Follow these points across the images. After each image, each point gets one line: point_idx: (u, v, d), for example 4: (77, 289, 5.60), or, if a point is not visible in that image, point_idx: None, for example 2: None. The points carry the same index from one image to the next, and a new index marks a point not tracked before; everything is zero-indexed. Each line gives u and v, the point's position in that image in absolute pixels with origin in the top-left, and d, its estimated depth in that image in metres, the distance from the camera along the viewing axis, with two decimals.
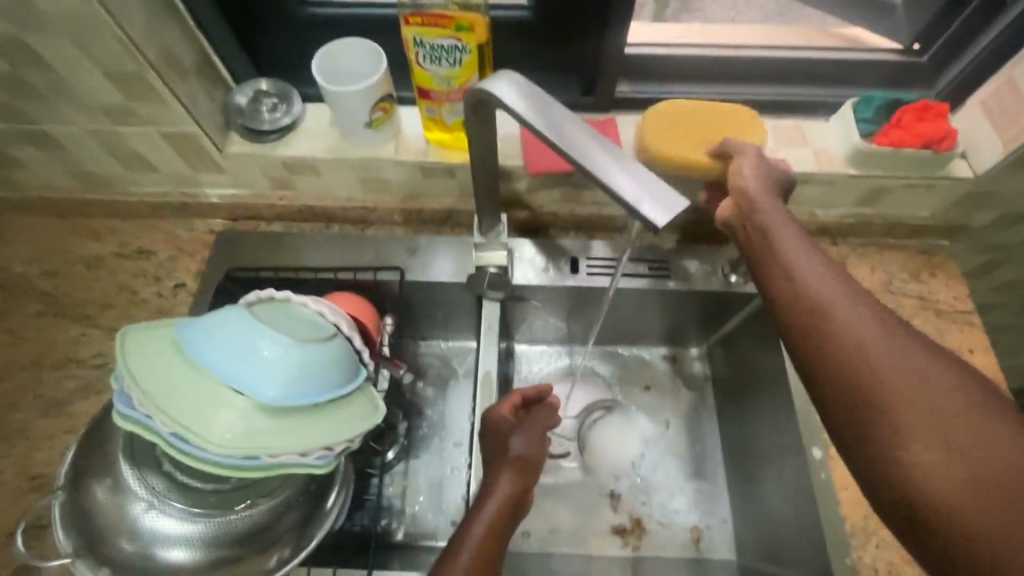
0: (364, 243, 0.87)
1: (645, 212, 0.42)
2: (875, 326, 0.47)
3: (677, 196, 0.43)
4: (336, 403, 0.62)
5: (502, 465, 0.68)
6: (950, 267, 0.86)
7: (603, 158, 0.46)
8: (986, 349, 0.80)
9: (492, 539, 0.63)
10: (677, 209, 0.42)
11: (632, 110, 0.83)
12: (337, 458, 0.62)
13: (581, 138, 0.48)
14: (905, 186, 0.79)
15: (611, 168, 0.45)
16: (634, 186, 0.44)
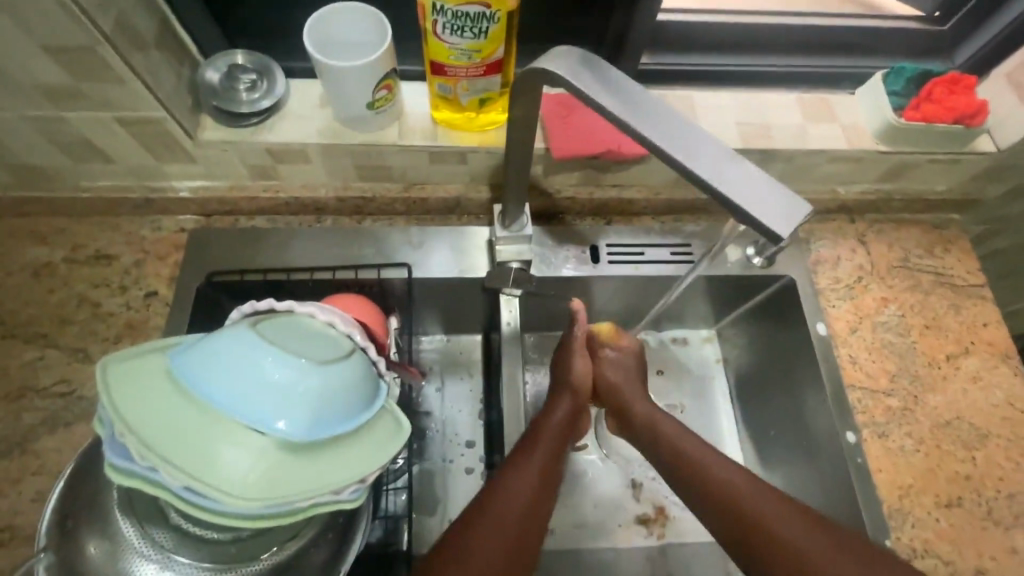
0: (363, 238, 0.79)
1: (767, 220, 0.37)
2: (758, 489, 0.60)
3: (796, 201, 0.38)
4: (361, 432, 0.55)
5: (563, 389, 0.75)
6: (962, 241, 0.87)
7: (705, 155, 0.40)
8: (1000, 322, 0.81)
9: (551, 457, 0.66)
10: (802, 217, 0.37)
11: (654, 85, 0.77)
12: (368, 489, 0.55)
13: (673, 131, 0.41)
14: (930, 161, 0.77)
15: (716, 168, 0.39)
16: (748, 190, 0.38)
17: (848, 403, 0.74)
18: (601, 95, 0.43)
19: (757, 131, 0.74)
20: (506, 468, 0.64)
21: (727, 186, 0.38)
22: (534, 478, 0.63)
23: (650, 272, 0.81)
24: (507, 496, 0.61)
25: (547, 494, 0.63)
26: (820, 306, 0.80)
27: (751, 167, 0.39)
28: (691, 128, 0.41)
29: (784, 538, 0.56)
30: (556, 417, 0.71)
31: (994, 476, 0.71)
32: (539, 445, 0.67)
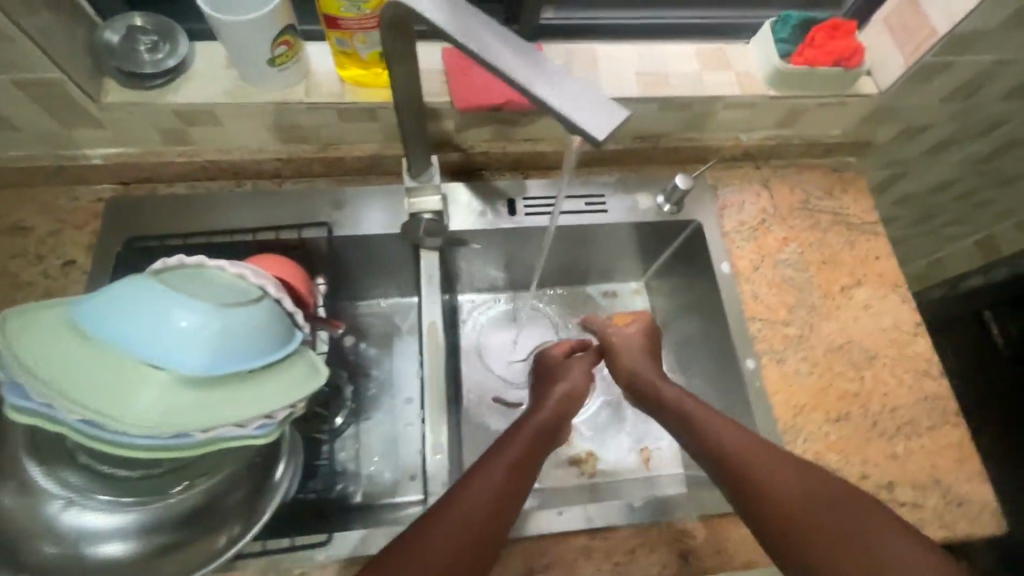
0: (284, 200, 0.81)
1: (588, 126, 0.41)
2: (801, 476, 0.60)
3: (615, 109, 0.42)
4: (267, 377, 0.58)
5: (552, 384, 0.81)
6: (858, 183, 0.93)
7: (540, 74, 0.43)
8: (889, 255, 0.87)
9: (529, 450, 0.69)
10: (615, 123, 0.41)
11: (558, 39, 0.79)
12: (281, 424, 0.59)
13: (508, 54, 0.44)
14: (820, 105, 0.82)
15: (545, 81, 0.43)
16: (575, 102, 0.42)
17: (750, 333, 0.80)
18: (444, 22, 0.45)
19: (656, 81, 0.78)
20: (477, 468, 0.65)
21: (554, 98, 0.42)
22: (502, 472, 0.64)
23: (566, 222, 0.86)
24: (473, 490, 0.62)
25: (517, 494, 0.64)
26: (725, 246, 0.85)
27: (577, 81, 0.43)
28: (526, 48, 0.45)
29: (831, 533, 0.56)
30: (544, 411, 0.75)
31: (879, 392, 0.78)
32: (515, 444, 0.69)
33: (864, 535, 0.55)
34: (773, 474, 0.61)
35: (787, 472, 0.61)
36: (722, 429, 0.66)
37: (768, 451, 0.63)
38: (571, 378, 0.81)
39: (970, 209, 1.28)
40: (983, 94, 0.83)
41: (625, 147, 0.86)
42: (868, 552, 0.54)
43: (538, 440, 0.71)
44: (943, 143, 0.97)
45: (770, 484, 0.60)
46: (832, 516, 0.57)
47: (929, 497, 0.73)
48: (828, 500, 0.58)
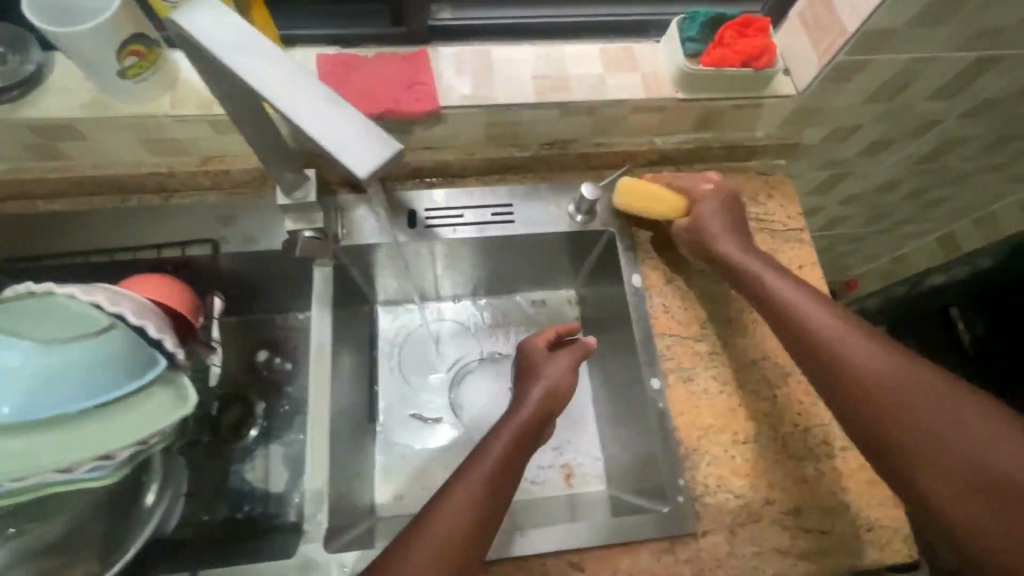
0: (168, 216, 0.77)
1: (353, 163, 0.39)
2: (891, 363, 0.60)
3: (387, 143, 0.41)
4: (99, 419, 0.56)
5: (535, 385, 0.75)
6: (786, 186, 0.88)
7: (311, 103, 0.41)
8: (814, 264, 0.83)
9: (511, 456, 0.66)
10: (384, 156, 0.40)
11: (453, 40, 0.74)
12: (123, 464, 0.59)
13: (278, 80, 0.41)
14: (735, 107, 0.77)
15: (317, 114, 0.41)
16: (343, 132, 0.40)
17: (657, 350, 0.76)
18: (209, 44, 0.41)
19: (554, 85, 0.73)
20: (461, 477, 0.63)
21: (322, 134, 0.40)
22: (480, 488, 0.62)
23: (467, 234, 0.81)
24: (450, 509, 0.60)
25: (497, 504, 0.62)
26: (638, 258, 0.81)
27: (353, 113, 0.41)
28: (300, 74, 0.42)
29: (913, 424, 0.57)
30: (525, 413, 0.70)
31: (793, 411, 0.74)
32: (491, 454, 0.65)
33: (950, 420, 0.56)
34: (847, 335, 0.62)
35: (870, 336, 0.62)
36: (812, 314, 0.65)
37: (847, 329, 0.63)
38: (552, 376, 0.76)
39: (925, 207, 1.23)
40: (909, 92, 0.78)
41: (531, 154, 0.81)
42: (944, 437, 0.55)
43: (521, 442, 0.67)
44: (880, 143, 0.92)
45: (863, 379, 0.60)
46: (904, 373, 0.59)
47: (838, 522, 0.69)
48: (931, 383, 0.58)
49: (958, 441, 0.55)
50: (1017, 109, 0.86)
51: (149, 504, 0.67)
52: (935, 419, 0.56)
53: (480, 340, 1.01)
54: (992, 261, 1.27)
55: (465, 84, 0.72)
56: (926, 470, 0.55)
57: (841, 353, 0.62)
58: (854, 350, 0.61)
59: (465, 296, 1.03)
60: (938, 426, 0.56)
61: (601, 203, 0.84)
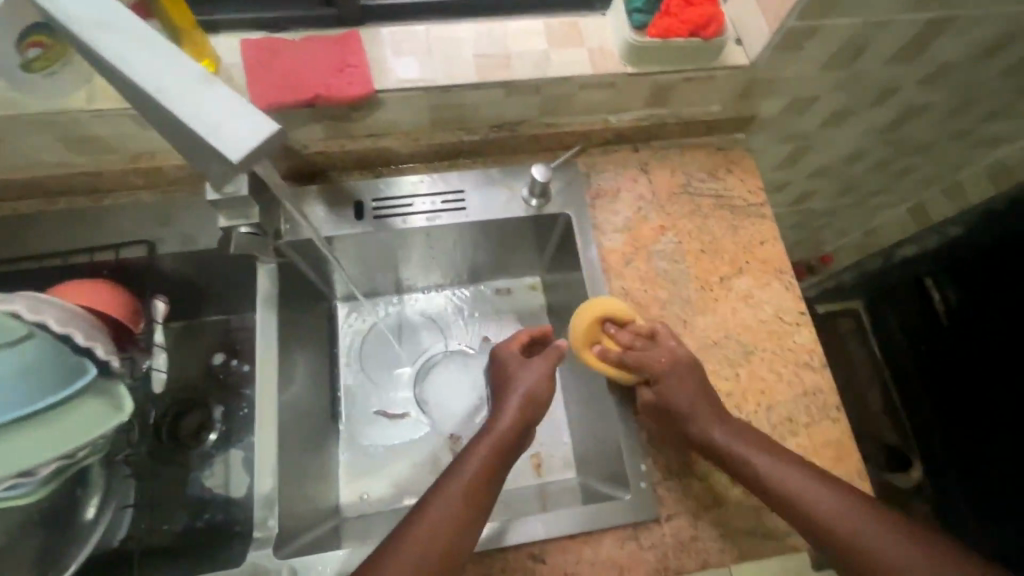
0: (101, 217, 0.74)
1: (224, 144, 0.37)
2: (810, 483, 0.59)
3: (264, 121, 0.39)
4: (24, 434, 0.53)
5: (514, 390, 0.71)
6: (746, 161, 0.86)
7: (180, 84, 0.39)
8: (776, 239, 0.81)
9: (491, 463, 0.64)
10: (259, 139, 0.38)
11: (389, 20, 0.71)
12: (50, 479, 0.57)
13: (143, 58, 0.39)
14: (687, 80, 0.75)
15: (188, 93, 0.38)
16: (214, 115, 0.38)
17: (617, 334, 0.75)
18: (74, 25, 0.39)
19: (497, 64, 0.70)
20: (439, 487, 0.62)
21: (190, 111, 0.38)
22: (459, 497, 0.60)
23: (418, 224, 0.79)
24: (430, 519, 0.59)
25: (477, 512, 0.60)
26: (595, 241, 0.79)
27: (226, 90, 0.39)
28: (170, 51, 0.39)
29: (846, 542, 0.56)
30: (504, 421, 0.68)
31: (755, 390, 0.73)
32: (470, 461, 0.64)
33: (872, 533, 0.56)
34: (784, 474, 0.60)
35: (804, 471, 0.60)
36: (730, 440, 0.64)
37: (762, 452, 0.62)
38: (532, 380, 0.72)
39: (893, 177, 1.22)
40: (865, 58, 0.76)
41: (480, 138, 0.79)
42: (871, 556, 0.55)
43: (501, 450, 0.65)
44: (840, 113, 0.90)
45: (789, 501, 0.59)
46: (843, 515, 0.57)
47: None
48: (849, 499, 0.58)
49: (885, 553, 0.55)
50: (977, 72, 0.85)
51: (89, 519, 0.65)
52: (862, 535, 0.56)
53: (445, 332, 0.99)
54: (969, 229, 1.27)
55: (402, 67, 0.68)
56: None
57: (762, 483, 0.61)
58: (772, 470, 0.61)
59: (427, 288, 1.00)
60: (865, 541, 0.56)
61: (556, 186, 0.81)
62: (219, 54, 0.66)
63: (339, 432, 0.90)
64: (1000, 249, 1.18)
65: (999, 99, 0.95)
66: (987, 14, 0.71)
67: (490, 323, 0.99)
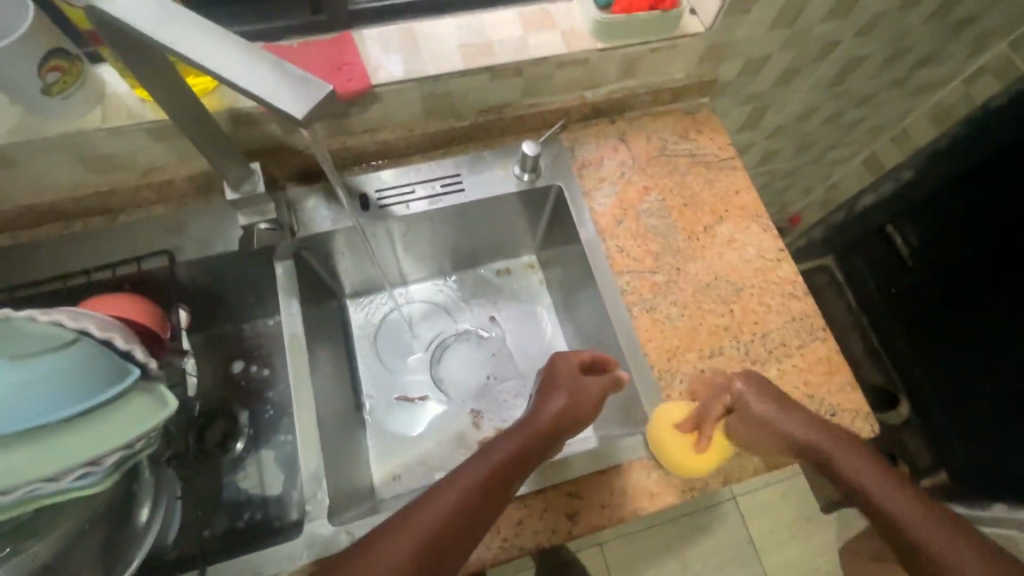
0: (118, 234, 0.77)
1: (284, 107, 0.40)
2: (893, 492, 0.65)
3: (317, 83, 0.41)
4: (86, 424, 0.57)
5: (556, 392, 0.70)
6: (713, 121, 0.94)
7: (235, 61, 0.41)
8: (750, 187, 0.88)
9: (517, 457, 0.64)
10: (315, 100, 0.40)
11: (376, 22, 0.77)
12: (110, 470, 0.59)
13: (196, 41, 0.42)
14: (652, 51, 0.82)
15: (244, 67, 0.41)
16: (271, 84, 0.40)
17: (619, 288, 0.81)
18: (134, 24, 0.42)
19: (480, 51, 0.76)
20: (454, 476, 0.61)
21: (248, 81, 0.40)
22: (481, 484, 0.60)
23: (421, 208, 0.84)
24: (446, 503, 0.58)
25: (483, 507, 0.60)
26: (587, 207, 0.85)
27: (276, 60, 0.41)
28: (217, 33, 0.42)
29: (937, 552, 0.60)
30: (538, 420, 0.67)
31: (749, 321, 0.79)
32: (493, 454, 0.63)
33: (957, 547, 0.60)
34: (859, 466, 0.66)
35: (881, 475, 0.66)
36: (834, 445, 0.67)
37: (858, 456, 0.67)
38: (574, 385, 0.71)
39: (845, 130, 1.32)
40: (806, 15, 0.84)
41: (470, 123, 0.84)
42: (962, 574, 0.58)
43: (530, 447, 0.65)
44: (791, 70, 0.98)
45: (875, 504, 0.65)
46: (923, 525, 0.62)
47: (805, 414, 0.75)
48: (930, 511, 0.63)
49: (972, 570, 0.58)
50: (905, 20, 0.94)
51: (144, 521, 0.67)
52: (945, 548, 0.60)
53: (454, 316, 1.04)
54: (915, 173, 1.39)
55: (394, 62, 0.74)
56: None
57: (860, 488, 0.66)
58: (865, 477, 0.66)
59: (432, 277, 1.05)
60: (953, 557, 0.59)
61: (545, 161, 0.88)
62: None
63: (364, 421, 0.94)
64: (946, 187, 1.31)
65: (928, 44, 1.05)
66: None
67: (496, 303, 1.05)
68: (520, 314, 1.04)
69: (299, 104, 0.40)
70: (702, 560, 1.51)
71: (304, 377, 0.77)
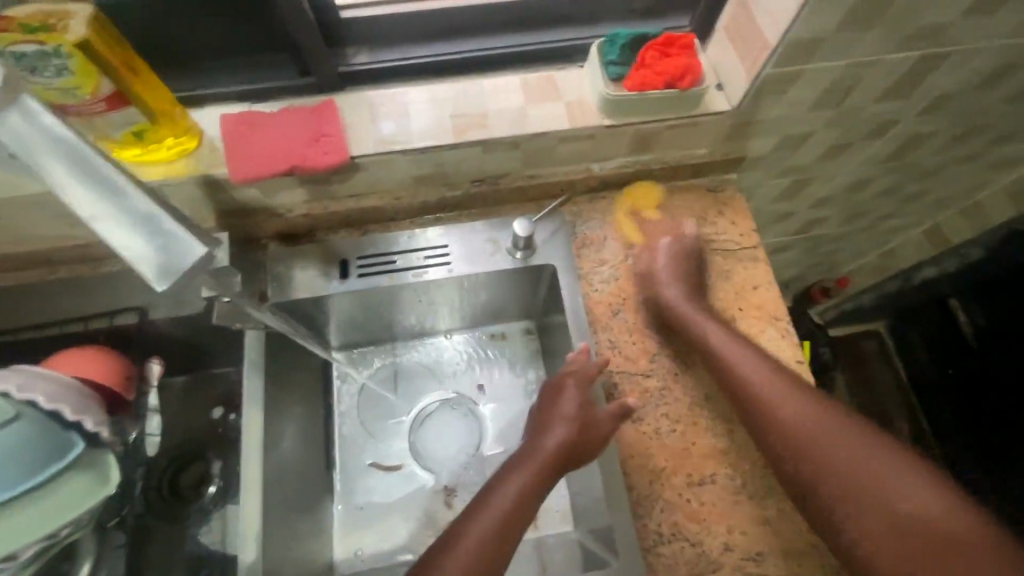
0: (97, 284, 0.76)
1: (149, 270, 0.42)
2: (803, 405, 0.63)
3: (194, 244, 0.44)
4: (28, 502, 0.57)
5: (557, 422, 0.66)
6: (738, 202, 0.84)
7: (108, 205, 0.42)
8: (770, 284, 0.78)
9: (529, 490, 0.61)
10: (184, 268, 0.43)
11: (369, 85, 0.72)
12: (32, 557, 0.59)
13: (76, 173, 0.41)
14: (668, 127, 0.74)
15: (118, 214, 0.42)
16: (143, 239, 0.42)
17: (604, 389, 0.72)
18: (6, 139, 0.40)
19: (473, 123, 0.70)
20: (465, 517, 0.59)
21: (117, 234, 0.42)
22: (497, 527, 0.58)
23: (403, 279, 0.79)
24: (465, 548, 0.56)
25: (506, 546, 0.57)
26: (582, 293, 0.78)
27: (155, 211, 0.43)
28: (100, 167, 0.41)
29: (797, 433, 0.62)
30: (541, 453, 0.64)
31: (750, 446, 0.70)
32: (501, 493, 0.60)
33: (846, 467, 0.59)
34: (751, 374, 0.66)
35: (796, 393, 0.64)
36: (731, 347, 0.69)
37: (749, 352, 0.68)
38: (578, 412, 0.66)
39: (903, 202, 1.18)
40: (854, 97, 0.73)
41: (463, 192, 0.79)
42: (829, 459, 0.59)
43: (540, 483, 0.62)
44: (837, 147, 0.87)
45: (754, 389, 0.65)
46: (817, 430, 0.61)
47: (805, 567, 0.65)
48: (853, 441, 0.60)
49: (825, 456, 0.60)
50: (979, 101, 0.81)
51: None
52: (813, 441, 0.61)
53: (441, 379, 0.98)
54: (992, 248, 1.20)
55: (380, 131, 0.69)
56: (843, 514, 0.57)
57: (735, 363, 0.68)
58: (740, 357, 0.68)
59: (422, 335, 1.00)
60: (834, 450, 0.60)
61: (542, 236, 0.81)
62: (201, 126, 0.68)
63: (334, 485, 0.90)
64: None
65: (1007, 124, 0.91)
66: (981, 48, 0.68)
67: (487, 368, 0.98)
68: (511, 384, 0.97)
69: (167, 274, 0.43)
70: None
71: (253, 456, 0.75)
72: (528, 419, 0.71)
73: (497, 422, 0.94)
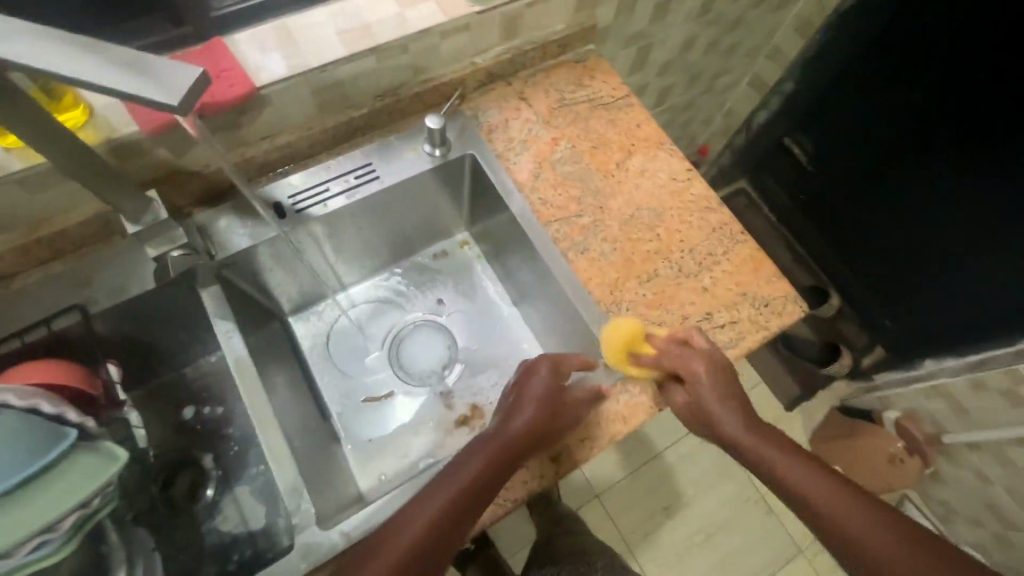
0: (17, 300, 0.72)
1: (155, 97, 0.41)
2: (788, 459, 0.67)
3: (188, 68, 0.42)
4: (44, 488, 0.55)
5: (528, 403, 0.70)
6: (603, 65, 0.97)
7: (103, 64, 0.42)
8: (648, 119, 0.92)
9: (488, 470, 0.64)
10: (188, 82, 0.41)
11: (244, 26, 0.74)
12: (71, 534, 0.57)
13: (53, 50, 0.41)
14: (529, 5, 0.84)
15: (106, 67, 0.41)
16: (141, 76, 0.41)
17: (549, 236, 0.84)
18: None
19: (360, 34, 0.76)
20: (405, 511, 0.61)
21: (115, 78, 0.41)
22: (443, 512, 0.60)
23: (339, 205, 0.83)
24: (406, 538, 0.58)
25: (450, 531, 0.60)
26: (503, 169, 0.87)
27: (143, 56, 0.42)
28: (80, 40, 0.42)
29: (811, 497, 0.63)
30: (509, 431, 0.67)
31: (675, 240, 0.84)
32: (455, 475, 0.63)
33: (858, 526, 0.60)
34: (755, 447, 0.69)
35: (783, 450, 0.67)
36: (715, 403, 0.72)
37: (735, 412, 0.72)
38: (546, 394, 0.71)
39: (725, 56, 1.41)
40: None
41: (368, 111, 0.84)
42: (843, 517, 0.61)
43: (501, 460, 0.65)
44: (662, 4, 1.03)
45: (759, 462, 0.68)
46: (821, 493, 0.63)
47: (744, 309, 0.81)
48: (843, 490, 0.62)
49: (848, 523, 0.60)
50: None
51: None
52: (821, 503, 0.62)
53: (402, 306, 1.03)
54: (857, 106, 1.37)
55: (272, 62, 0.72)
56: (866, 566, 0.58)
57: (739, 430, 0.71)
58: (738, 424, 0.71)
59: (371, 275, 1.04)
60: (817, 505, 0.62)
61: (452, 134, 0.89)
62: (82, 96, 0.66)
63: (336, 428, 0.92)
64: (886, 78, 1.28)
65: None
66: None
67: (439, 283, 1.04)
68: (466, 289, 1.04)
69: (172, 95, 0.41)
70: (693, 483, 1.64)
71: (260, 396, 0.75)
72: (504, 401, 0.76)
73: (465, 324, 1.02)
